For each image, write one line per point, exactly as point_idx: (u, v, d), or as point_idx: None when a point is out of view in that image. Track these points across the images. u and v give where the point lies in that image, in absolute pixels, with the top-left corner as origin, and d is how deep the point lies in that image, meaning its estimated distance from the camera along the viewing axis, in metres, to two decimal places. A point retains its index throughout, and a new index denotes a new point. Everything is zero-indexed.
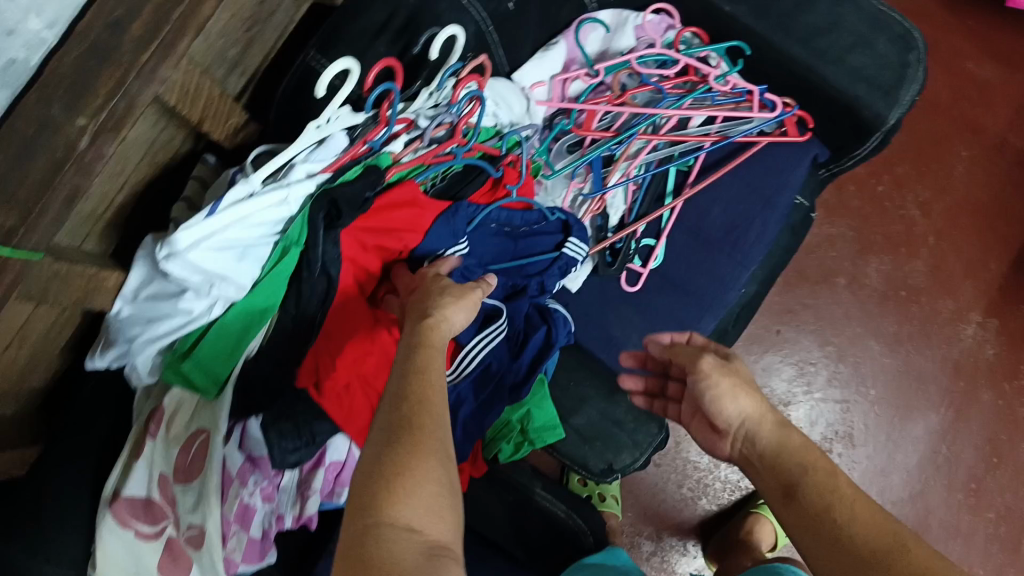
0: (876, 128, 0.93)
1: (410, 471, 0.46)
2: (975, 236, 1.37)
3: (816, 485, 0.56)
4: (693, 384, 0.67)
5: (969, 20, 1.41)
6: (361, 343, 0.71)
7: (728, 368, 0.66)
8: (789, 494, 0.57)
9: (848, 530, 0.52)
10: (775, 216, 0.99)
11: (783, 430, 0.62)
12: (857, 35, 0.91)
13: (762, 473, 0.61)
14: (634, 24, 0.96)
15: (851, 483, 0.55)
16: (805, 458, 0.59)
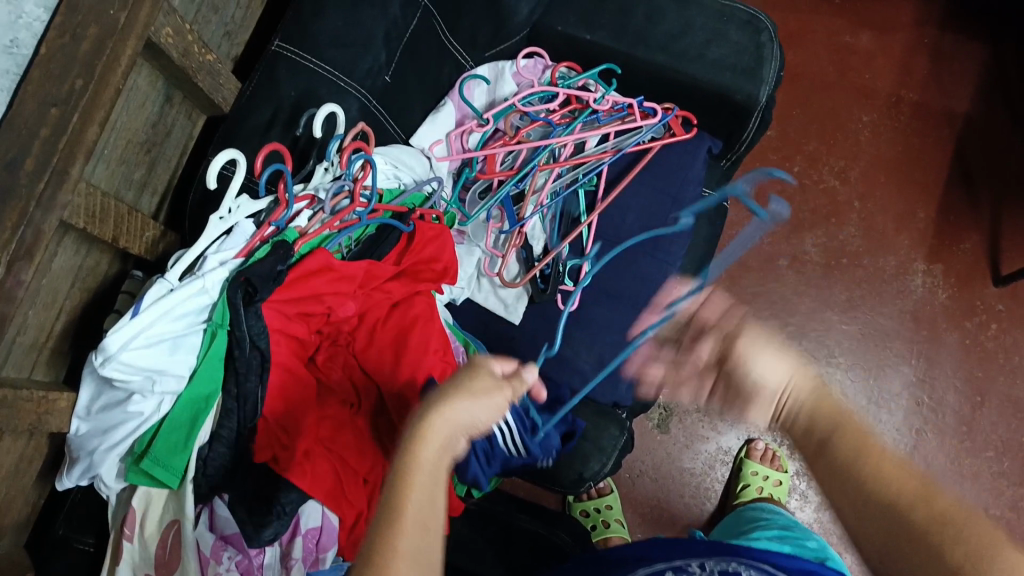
0: (752, 108, 1.00)
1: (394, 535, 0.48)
2: (898, 190, 1.44)
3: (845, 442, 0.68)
4: None
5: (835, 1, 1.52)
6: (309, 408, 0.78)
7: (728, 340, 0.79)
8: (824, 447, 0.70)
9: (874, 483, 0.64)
10: (686, 217, 1.06)
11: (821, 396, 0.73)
12: (709, 32, 1.00)
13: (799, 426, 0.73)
14: (512, 71, 1.05)
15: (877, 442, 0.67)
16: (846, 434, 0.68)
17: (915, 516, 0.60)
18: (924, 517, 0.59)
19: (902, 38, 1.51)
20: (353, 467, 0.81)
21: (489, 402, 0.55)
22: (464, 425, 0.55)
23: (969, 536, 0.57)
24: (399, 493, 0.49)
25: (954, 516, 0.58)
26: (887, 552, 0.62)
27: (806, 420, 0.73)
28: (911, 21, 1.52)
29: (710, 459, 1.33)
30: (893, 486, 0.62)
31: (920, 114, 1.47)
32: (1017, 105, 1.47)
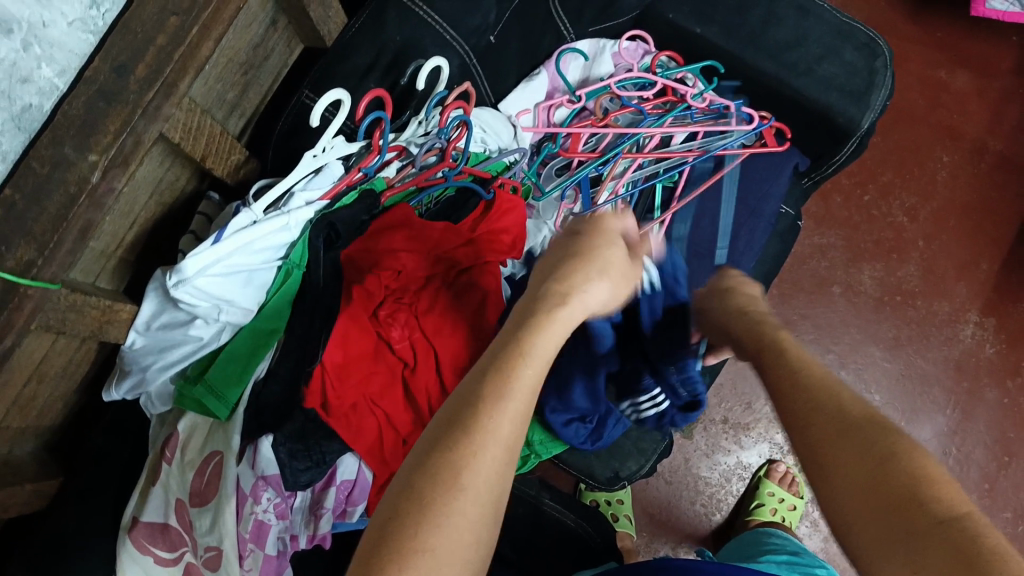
0: (851, 133, 0.97)
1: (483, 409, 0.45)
2: (965, 238, 1.40)
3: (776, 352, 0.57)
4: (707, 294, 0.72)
5: (939, 32, 1.47)
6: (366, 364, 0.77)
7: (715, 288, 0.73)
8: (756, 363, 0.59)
9: (810, 384, 0.52)
10: (762, 233, 1.03)
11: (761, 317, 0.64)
12: (824, 46, 0.97)
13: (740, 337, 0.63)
14: (612, 51, 1.01)
15: (800, 353, 0.56)
16: (767, 332, 0.60)
17: (799, 375, 0.53)
18: (769, 359, 0.57)
19: (999, 83, 1.46)
20: (396, 427, 0.78)
21: (605, 281, 0.58)
22: (589, 301, 0.57)
23: (816, 392, 0.51)
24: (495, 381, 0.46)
25: (845, 401, 0.49)
26: (808, 450, 0.48)
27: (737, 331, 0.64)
28: (1011, 66, 1.46)
29: (728, 472, 1.32)
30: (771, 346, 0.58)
31: (1002, 163, 1.43)
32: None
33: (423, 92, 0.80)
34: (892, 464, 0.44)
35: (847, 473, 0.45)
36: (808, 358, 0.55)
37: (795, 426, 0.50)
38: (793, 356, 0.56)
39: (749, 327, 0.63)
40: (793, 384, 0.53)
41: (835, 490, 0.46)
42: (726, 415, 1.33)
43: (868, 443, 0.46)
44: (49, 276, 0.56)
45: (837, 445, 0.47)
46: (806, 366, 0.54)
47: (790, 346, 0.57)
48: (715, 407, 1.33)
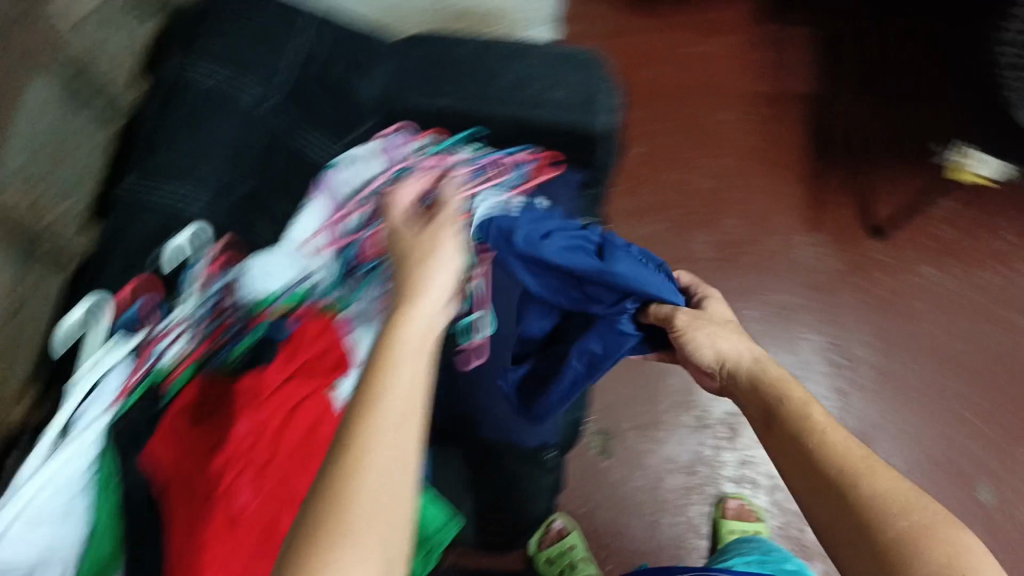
0: (596, 139, 1.05)
1: (352, 458, 0.52)
2: (770, 175, 1.46)
3: (791, 410, 0.70)
4: (676, 339, 0.83)
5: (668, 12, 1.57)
6: (229, 542, 0.74)
7: (702, 318, 0.85)
8: (767, 419, 0.72)
9: (812, 445, 0.65)
10: (570, 257, 1.07)
11: (756, 363, 0.78)
12: (543, 77, 1.04)
13: (743, 394, 0.77)
14: (380, 148, 1.04)
15: (821, 411, 0.69)
16: (774, 382, 0.74)
17: (808, 418, 0.68)
18: (785, 412, 0.70)
19: (739, 32, 1.56)
20: None
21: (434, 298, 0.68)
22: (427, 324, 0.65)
23: (838, 453, 0.64)
24: (382, 358, 0.60)
25: (852, 472, 0.61)
26: (819, 494, 0.62)
27: (746, 378, 0.77)
28: (741, 14, 1.57)
29: (658, 472, 1.35)
30: (769, 381, 0.75)
31: (773, 99, 1.50)
32: (861, 66, 1.53)
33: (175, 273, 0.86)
34: (882, 521, 0.57)
35: (857, 535, 0.58)
36: (831, 421, 0.67)
37: (815, 477, 0.64)
38: (808, 416, 0.68)
39: (763, 382, 0.75)
40: (820, 458, 0.64)
41: (847, 534, 0.59)
42: (635, 420, 1.37)
43: (856, 499, 0.59)
44: None
45: (837, 508, 0.60)
46: (826, 438, 0.65)
47: (821, 420, 0.68)
48: (621, 417, 1.37)
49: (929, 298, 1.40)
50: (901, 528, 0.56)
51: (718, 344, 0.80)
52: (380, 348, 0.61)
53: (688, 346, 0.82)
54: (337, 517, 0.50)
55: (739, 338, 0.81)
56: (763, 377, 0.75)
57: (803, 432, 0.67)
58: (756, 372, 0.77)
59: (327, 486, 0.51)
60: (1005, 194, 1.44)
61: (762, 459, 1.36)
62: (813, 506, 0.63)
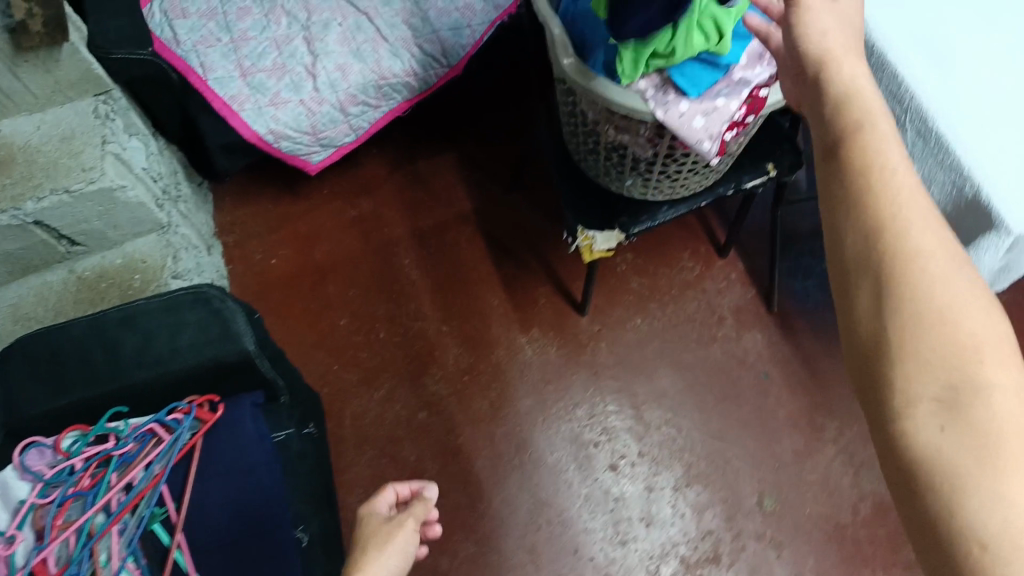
0: (250, 359, 1.13)
1: None
2: (466, 297, 1.50)
3: (858, 167, 0.50)
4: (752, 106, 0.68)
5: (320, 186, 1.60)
6: None
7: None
8: (829, 154, 0.53)
9: (915, 247, 0.47)
10: (272, 483, 1.10)
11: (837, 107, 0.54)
12: (168, 328, 1.08)
13: (825, 123, 0.55)
14: (13, 475, 1.01)
15: (906, 192, 0.48)
16: (861, 114, 0.52)
17: (849, 238, 0.49)
18: (848, 153, 0.51)
19: (390, 178, 1.62)
20: None
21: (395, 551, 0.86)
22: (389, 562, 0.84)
23: (885, 266, 0.47)
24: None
25: (905, 279, 0.46)
26: (866, 292, 0.48)
27: (837, 129, 0.53)
28: (387, 164, 1.63)
29: None
30: (841, 126, 0.53)
31: (444, 228, 1.56)
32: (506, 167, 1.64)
33: None
34: (914, 341, 0.46)
35: (893, 345, 0.46)
36: (928, 222, 0.48)
37: (850, 261, 0.49)
38: (886, 152, 0.50)
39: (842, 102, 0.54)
40: (875, 215, 0.48)
41: (877, 331, 0.47)
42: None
43: (910, 322, 0.46)
44: None
45: (883, 308, 0.47)
46: (890, 238, 0.47)
47: (907, 212, 0.48)
48: None
49: (648, 346, 1.48)
50: (952, 388, 0.45)
51: (836, 22, 0.59)
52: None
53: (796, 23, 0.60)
54: None
55: (851, 21, 0.59)
56: (855, 98, 0.54)
57: (866, 174, 0.49)
58: (852, 110, 0.53)
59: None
60: (671, 233, 1.58)
61: (571, 567, 1.32)
62: (865, 293, 0.48)
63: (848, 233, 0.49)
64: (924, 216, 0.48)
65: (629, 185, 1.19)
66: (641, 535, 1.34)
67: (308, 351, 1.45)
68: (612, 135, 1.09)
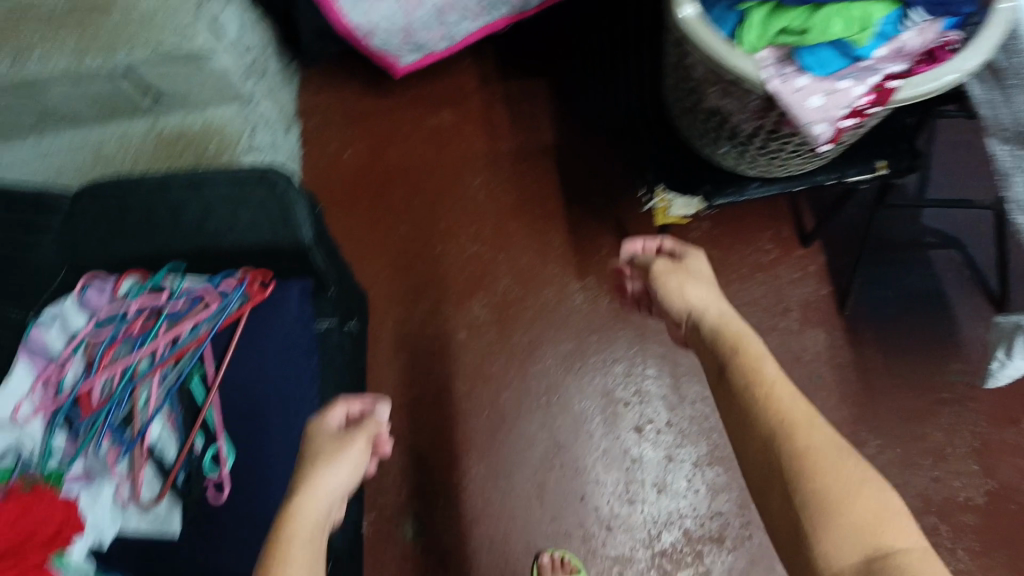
0: (306, 250, 1.12)
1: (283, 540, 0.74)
2: (528, 229, 1.48)
3: (744, 371, 0.76)
4: (659, 282, 0.98)
5: (411, 89, 1.59)
6: None
7: (677, 270, 0.98)
8: (722, 372, 0.79)
9: (791, 426, 0.69)
10: (305, 376, 1.12)
11: (714, 317, 0.88)
12: (231, 201, 1.10)
13: (704, 344, 0.86)
14: (76, 306, 1.10)
15: (773, 380, 0.74)
16: (727, 336, 0.83)
17: (758, 414, 0.72)
18: (737, 366, 0.77)
19: (480, 93, 1.58)
20: None
21: (347, 463, 0.87)
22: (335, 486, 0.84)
23: (799, 440, 0.68)
24: (286, 523, 0.76)
25: (811, 447, 0.67)
26: (772, 462, 0.68)
27: (708, 330, 0.87)
28: (482, 78, 1.60)
29: (473, 548, 1.33)
30: (742, 352, 0.79)
31: (521, 157, 1.53)
32: (600, 103, 1.54)
33: None
34: (829, 495, 0.64)
35: (808, 505, 0.64)
36: (804, 409, 0.71)
37: (762, 446, 0.70)
38: (761, 369, 0.76)
39: (721, 331, 0.85)
40: (771, 425, 0.70)
41: (799, 499, 0.65)
42: (445, 498, 1.36)
43: (815, 488, 0.64)
44: None
45: (800, 470, 0.65)
46: (780, 414, 0.71)
47: (791, 407, 0.71)
48: (429, 499, 1.36)
49: None
50: (863, 523, 0.62)
51: (685, 289, 0.94)
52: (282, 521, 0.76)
53: (660, 292, 0.97)
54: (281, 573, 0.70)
55: (704, 286, 0.94)
56: (723, 332, 0.84)
57: (754, 391, 0.73)
58: (725, 334, 0.84)
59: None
60: (756, 208, 1.51)
61: (571, 511, 1.35)
62: (802, 465, 0.66)
63: (761, 418, 0.71)
64: (796, 402, 0.72)
65: (729, 156, 1.11)
66: (648, 499, 1.36)
67: (369, 247, 1.48)
68: (711, 101, 1.03)
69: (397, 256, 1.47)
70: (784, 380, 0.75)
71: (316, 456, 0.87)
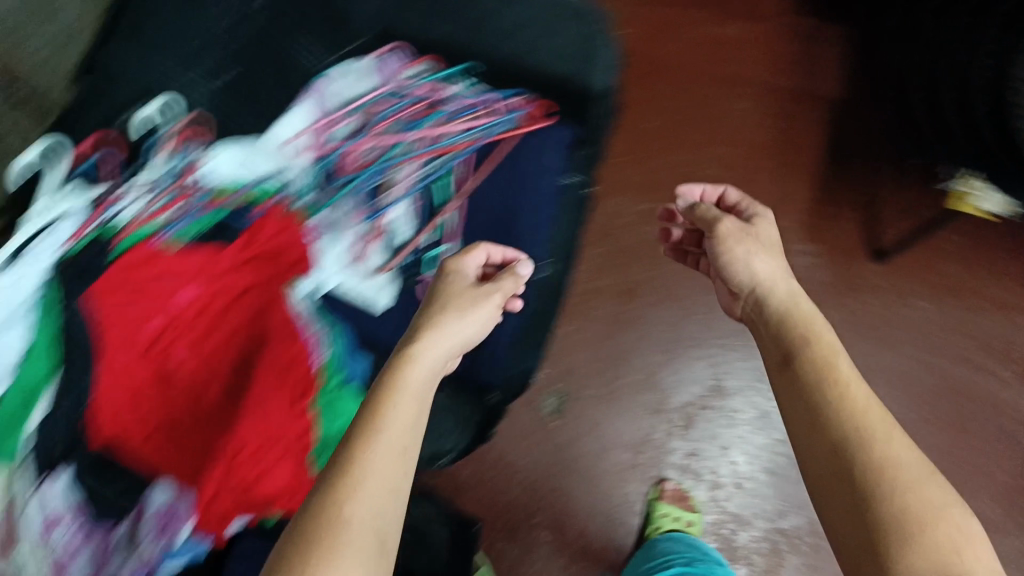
0: (596, 95, 1.06)
1: (365, 448, 0.64)
2: (779, 173, 1.43)
3: (814, 368, 0.69)
4: (715, 248, 0.86)
5: None
6: (159, 395, 0.89)
7: (744, 234, 0.85)
8: (786, 362, 0.72)
9: (887, 450, 0.60)
10: (546, 215, 1.08)
11: (788, 293, 0.79)
12: (548, 23, 1.03)
13: (766, 330, 0.78)
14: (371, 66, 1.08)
15: (853, 380, 0.67)
16: (803, 325, 0.74)
17: (827, 416, 0.64)
18: (807, 362, 0.70)
19: (783, 20, 1.48)
20: (197, 449, 0.88)
21: (474, 320, 0.81)
22: (441, 348, 0.77)
23: (875, 458, 0.59)
24: (387, 394, 0.70)
25: (887, 468, 0.59)
26: (831, 463, 0.62)
27: (771, 314, 0.78)
28: (791, 4, 1.49)
29: (605, 445, 1.36)
30: (812, 351, 0.71)
31: (799, 100, 1.45)
32: None
33: (142, 145, 1.00)
34: (906, 526, 0.55)
35: (863, 522, 0.57)
36: (877, 419, 0.63)
37: (827, 451, 0.62)
38: (832, 367, 0.68)
39: (794, 314, 0.76)
40: (837, 417, 0.64)
41: (859, 527, 0.57)
42: (596, 391, 1.37)
43: (872, 501, 0.57)
44: None
45: (857, 478, 0.59)
46: (864, 423, 0.62)
47: (869, 412, 0.64)
48: (581, 385, 1.37)
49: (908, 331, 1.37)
50: (950, 547, 0.54)
51: (753, 262, 0.82)
52: (383, 392, 0.69)
53: (723, 259, 0.85)
54: (355, 491, 0.60)
55: (773, 258, 0.82)
56: (794, 315, 0.76)
57: (824, 385, 0.67)
58: (802, 321, 0.75)
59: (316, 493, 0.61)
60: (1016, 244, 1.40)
61: (712, 453, 1.35)
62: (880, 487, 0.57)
63: (831, 420, 0.64)
64: (867, 408, 0.64)
65: None
66: (792, 477, 1.34)
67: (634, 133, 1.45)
68: None
69: (642, 150, 1.44)
70: (857, 376, 0.68)
71: (442, 303, 0.82)
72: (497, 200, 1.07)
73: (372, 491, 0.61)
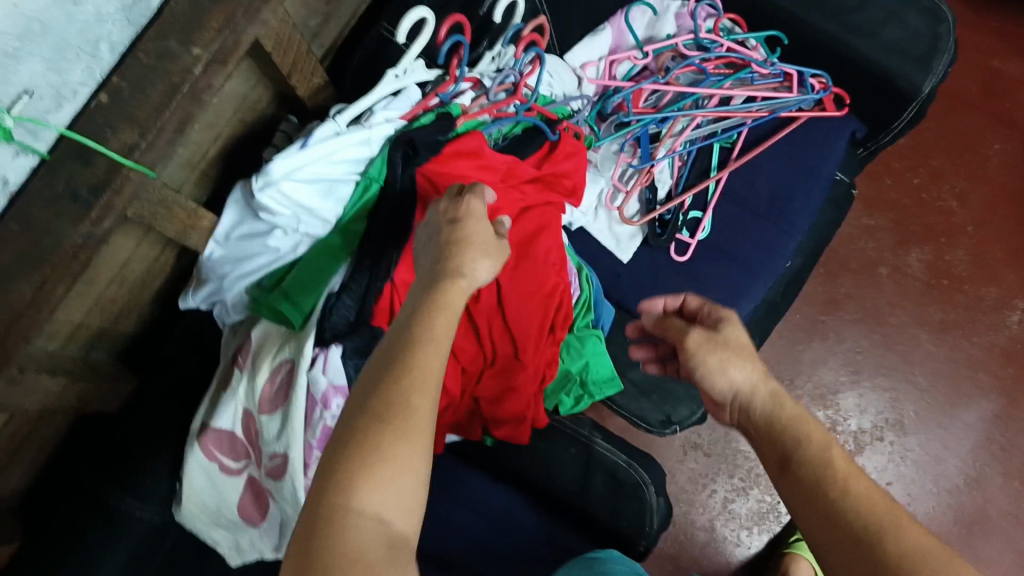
0: (911, 98, 0.95)
1: (385, 412, 0.47)
2: (1016, 221, 1.37)
3: (814, 457, 0.50)
4: (683, 361, 0.61)
5: (993, 24, 1.46)
6: None
7: (717, 343, 0.59)
8: (785, 465, 0.51)
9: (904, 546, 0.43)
10: (813, 205, 1.03)
11: (776, 399, 0.55)
12: (888, 10, 0.94)
13: (759, 445, 0.55)
14: (676, 12, 1.01)
15: (867, 482, 0.47)
16: (799, 427, 0.52)
17: (848, 512, 0.46)
18: (807, 468, 0.49)
19: None
20: (457, 357, 0.81)
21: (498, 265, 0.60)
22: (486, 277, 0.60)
23: (913, 545, 0.43)
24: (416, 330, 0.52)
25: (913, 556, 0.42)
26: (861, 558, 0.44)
27: (762, 435, 0.54)
28: None
29: None
30: (798, 437, 0.52)
31: None
32: None
33: (497, 26, 0.83)
34: None
35: None
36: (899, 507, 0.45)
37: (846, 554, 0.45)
38: (831, 470, 0.48)
39: (777, 427, 0.53)
40: (857, 507, 0.46)
41: None
42: None
43: None
44: (149, 163, 0.58)
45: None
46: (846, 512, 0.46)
47: (857, 507, 0.46)
48: None
49: None
50: None
51: (729, 365, 0.58)
52: (430, 307, 0.54)
53: (695, 370, 0.60)
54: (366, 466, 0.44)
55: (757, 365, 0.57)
56: (784, 434, 0.52)
57: (825, 492, 0.47)
58: (796, 428, 0.52)
59: (346, 423, 0.47)
60: None
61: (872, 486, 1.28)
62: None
63: (835, 513, 0.46)
64: (890, 504, 0.46)
65: None
66: (953, 533, 1.26)
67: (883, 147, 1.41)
68: None
69: (882, 164, 1.39)
70: (881, 492, 0.46)
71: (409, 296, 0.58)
72: (766, 178, 1.03)
73: (393, 469, 0.45)
